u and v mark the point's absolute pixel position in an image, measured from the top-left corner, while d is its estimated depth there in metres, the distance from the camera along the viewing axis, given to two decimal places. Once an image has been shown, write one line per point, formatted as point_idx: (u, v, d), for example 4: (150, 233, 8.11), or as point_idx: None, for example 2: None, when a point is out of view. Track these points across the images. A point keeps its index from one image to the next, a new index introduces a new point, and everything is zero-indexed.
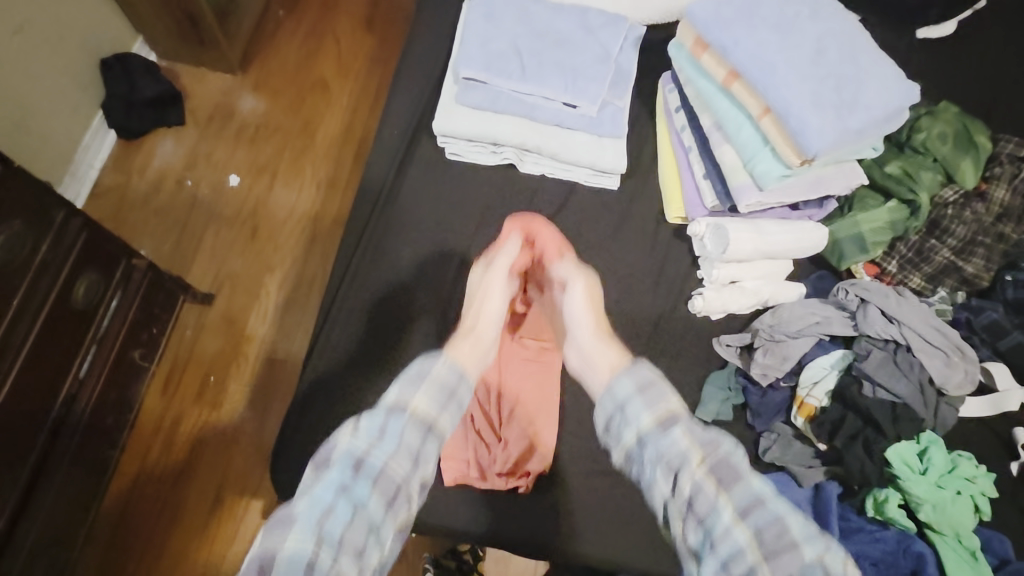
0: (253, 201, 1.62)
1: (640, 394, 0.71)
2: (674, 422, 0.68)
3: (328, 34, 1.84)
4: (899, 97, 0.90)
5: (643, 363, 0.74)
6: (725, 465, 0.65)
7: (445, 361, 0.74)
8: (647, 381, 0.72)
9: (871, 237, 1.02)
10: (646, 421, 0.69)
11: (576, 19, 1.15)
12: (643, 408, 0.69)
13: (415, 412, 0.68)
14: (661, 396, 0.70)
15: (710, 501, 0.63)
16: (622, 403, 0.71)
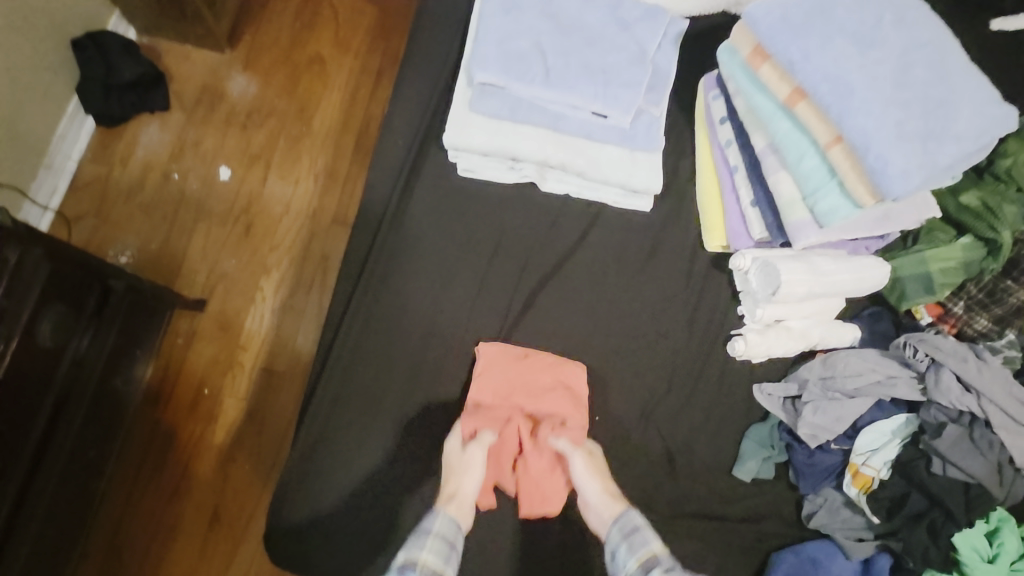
0: (246, 196, 1.49)
1: (623, 539, 0.78)
2: (655, 563, 0.74)
3: (325, 4, 1.66)
4: (994, 124, 0.78)
5: (632, 508, 0.81)
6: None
7: (444, 516, 0.78)
8: (631, 526, 0.79)
9: (940, 278, 0.90)
10: (631, 567, 0.76)
11: (608, 12, 1.00)
12: (628, 556, 0.77)
13: (425, 566, 0.73)
14: (644, 541, 0.77)
15: None
16: (613, 550, 0.79)
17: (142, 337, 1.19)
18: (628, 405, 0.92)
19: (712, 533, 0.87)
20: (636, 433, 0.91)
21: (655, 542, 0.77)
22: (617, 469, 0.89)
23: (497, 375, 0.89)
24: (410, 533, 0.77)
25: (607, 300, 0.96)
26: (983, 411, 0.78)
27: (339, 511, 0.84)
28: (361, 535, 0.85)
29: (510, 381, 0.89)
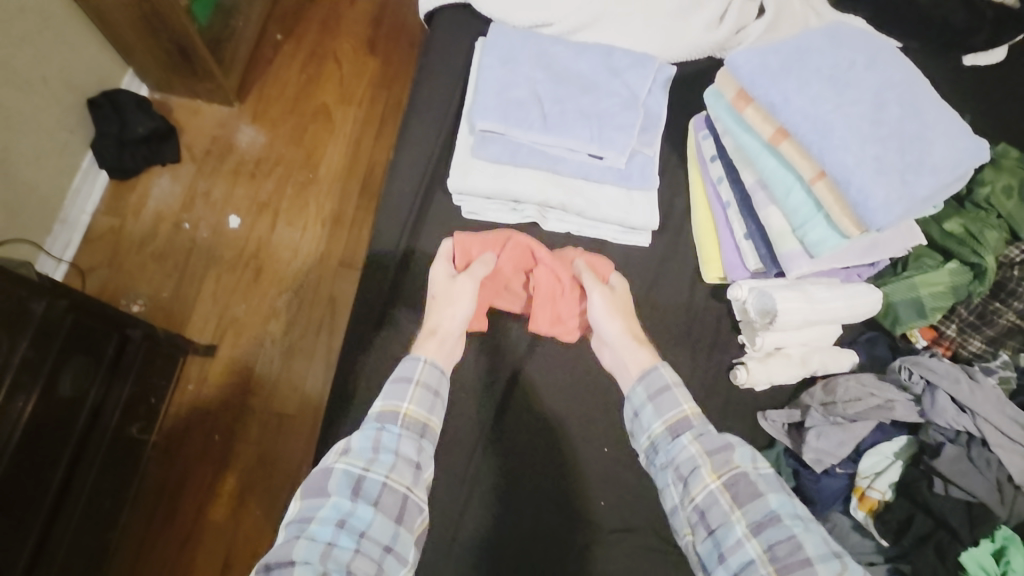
0: (255, 242, 1.53)
1: (650, 401, 0.81)
2: (685, 427, 0.78)
3: (329, 56, 1.74)
4: (967, 155, 0.83)
5: (660, 367, 0.83)
6: (736, 474, 0.72)
7: (425, 365, 0.81)
8: (659, 386, 0.81)
9: (930, 302, 0.94)
10: (657, 428, 0.79)
11: (599, 61, 1.07)
12: (655, 416, 0.80)
13: (407, 420, 0.77)
14: (674, 404, 0.80)
15: (722, 515, 0.70)
16: (637, 411, 0.82)
17: (156, 385, 1.22)
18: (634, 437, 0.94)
19: None
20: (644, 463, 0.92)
21: (687, 406, 0.79)
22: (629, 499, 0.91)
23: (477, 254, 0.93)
24: (390, 381, 0.80)
25: None
26: (980, 430, 0.81)
27: None
28: None
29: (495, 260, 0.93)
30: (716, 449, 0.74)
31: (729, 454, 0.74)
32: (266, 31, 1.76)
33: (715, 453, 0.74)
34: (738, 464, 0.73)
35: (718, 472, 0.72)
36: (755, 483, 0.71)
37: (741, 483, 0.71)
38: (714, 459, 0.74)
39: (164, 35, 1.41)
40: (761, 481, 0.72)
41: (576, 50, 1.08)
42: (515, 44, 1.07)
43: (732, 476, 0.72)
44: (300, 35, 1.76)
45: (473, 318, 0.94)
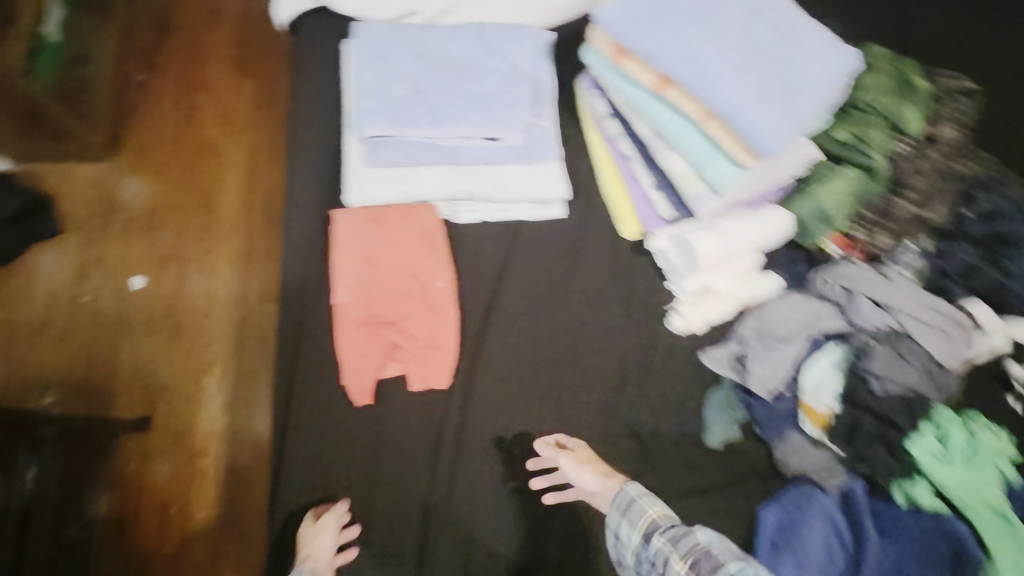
0: (165, 298, 1.43)
1: (623, 517, 0.83)
2: (656, 530, 0.82)
3: (201, 86, 1.63)
4: (839, 65, 0.85)
5: (625, 484, 0.86)
6: (701, 554, 0.80)
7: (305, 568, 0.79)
8: (627, 501, 0.84)
9: (835, 211, 0.98)
10: (635, 539, 0.83)
11: (473, 40, 1.04)
12: (630, 528, 0.83)
13: None
14: (642, 512, 0.83)
15: None
16: (615, 531, 0.84)
17: None
18: (592, 408, 0.93)
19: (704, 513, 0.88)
20: (603, 429, 0.93)
21: (650, 508, 0.84)
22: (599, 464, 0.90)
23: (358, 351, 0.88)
24: None
25: (545, 311, 0.97)
26: (901, 323, 0.88)
27: None
28: None
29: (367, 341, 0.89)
30: (680, 537, 0.81)
31: (693, 537, 0.81)
32: (125, 73, 1.62)
33: (683, 541, 0.81)
34: (699, 542, 0.81)
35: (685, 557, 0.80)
36: (714, 555, 0.79)
37: (703, 561, 0.79)
38: (680, 547, 0.81)
39: None
40: (722, 555, 0.80)
41: (448, 33, 1.04)
42: (384, 39, 1.02)
43: (699, 558, 0.79)
44: (165, 70, 1.64)
45: (355, 392, 0.86)
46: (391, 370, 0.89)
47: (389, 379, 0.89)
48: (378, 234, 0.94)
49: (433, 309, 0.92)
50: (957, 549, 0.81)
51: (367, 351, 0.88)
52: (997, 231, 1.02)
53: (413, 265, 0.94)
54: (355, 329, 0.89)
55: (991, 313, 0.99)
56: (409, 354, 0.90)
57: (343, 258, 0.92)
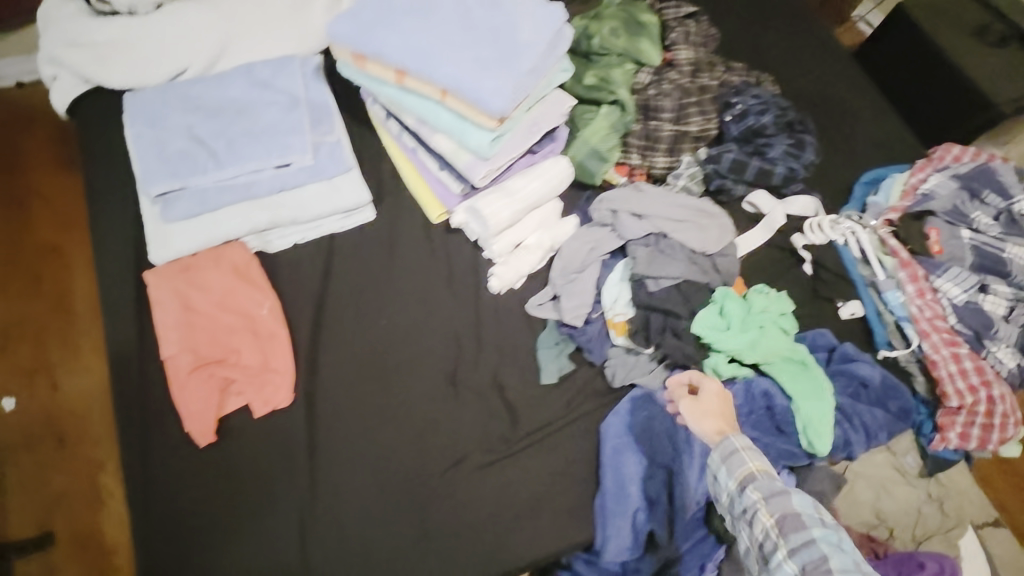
0: (39, 410, 1.40)
1: (723, 463, 0.86)
2: (753, 482, 0.83)
3: (29, 192, 1.61)
4: (550, 20, 0.94)
5: (732, 435, 0.88)
6: (790, 514, 0.80)
7: None
8: (728, 451, 0.87)
9: (603, 146, 1.07)
10: (731, 485, 0.85)
11: (244, 80, 1.09)
12: (727, 474, 0.86)
13: None
14: (741, 462, 0.85)
15: (770, 541, 0.79)
16: (714, 472, 0.88)
17: None
18: (439, 382, 0.98)
19: (556, 445, 0.96)
20: (454, 398, 0.98)
21: (752, 462, 0.84)
22: (456, 430, 0.95)
23: (194, 396, 0.91)
24: None
25: (377, 308, 1.03)
26: (660, 225, 1.00)
27: None
28: None
29: (198, 381, 0.92)
30: (773, 495, 0.81)
31: (786, 498, 0.81)
32: None
33: (777, 498, 0.81)
34: (792, 504, 0.80)
35: (772, 513, 0.80)
36: (802, 518, 0.79)
37: (788, 521, 0.79)
38: (770, 503, 0.81)
39: None
40: (812, 523, 0.79)
41: (218, 81, 1.09)
42: (155, 101, 1.06)
43: (785, 514, 0.80)
44: None
45: (195, 434, 0.89)
46: (232, 403, 0.93)
47: (232, 413, 0.93)
48: (192, 283, 0.98)
49: (263, 337, 0.97)
50: (767, 403, 0.95)
51: (202, 393, 0.91)
52: (751, 125, 1.14)
53: (234, 302, 0.98)
54: (186, 376, 0.92)
55: (770, 198, 1.13)
56: (244, 385, 0.94)
57: (159, 314, 0.95)
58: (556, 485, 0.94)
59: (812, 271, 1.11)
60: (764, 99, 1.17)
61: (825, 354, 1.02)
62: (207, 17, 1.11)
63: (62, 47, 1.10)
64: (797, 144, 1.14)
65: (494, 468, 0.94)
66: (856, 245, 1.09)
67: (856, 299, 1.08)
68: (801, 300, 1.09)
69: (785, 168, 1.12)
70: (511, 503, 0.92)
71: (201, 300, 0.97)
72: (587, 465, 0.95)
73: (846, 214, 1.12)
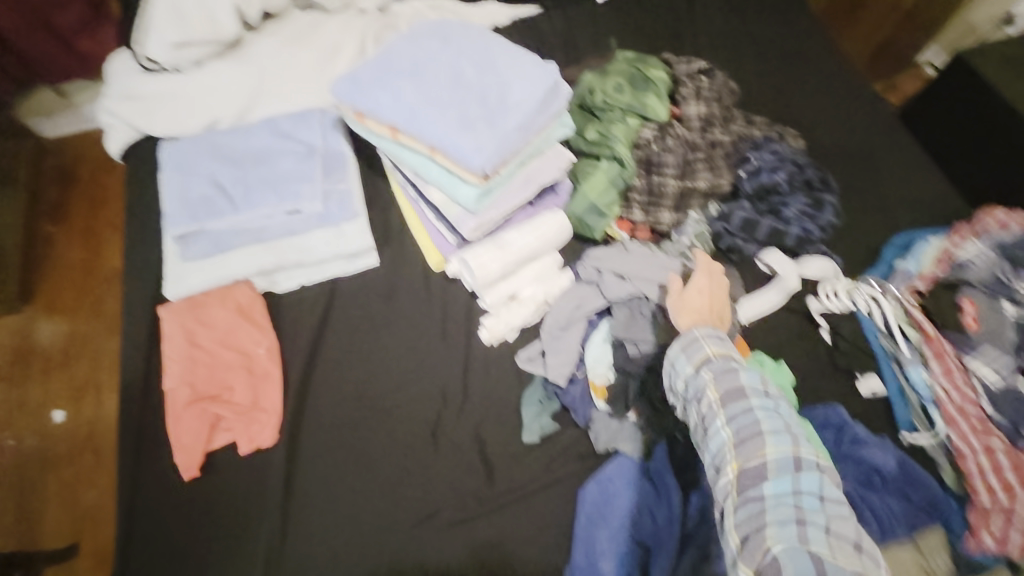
0: (86, 426, 1.55)
1: (683, 351, 0.84)
2: (707, 363, 0.80)
3: (105, 227, 1.83)
4: (542, 80, 0.96)
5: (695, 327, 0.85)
6: (733, 388, 0.78)
7: None
8: (690, 339, 0.84)
9: (602, 201, 1.07)
10: (686, 368, 0.83)
11: (267, 131, 1.17)
12: (683, 357, 0.83)
13: None
14: (699, 346, 0.83)
15: (712, 416, 0.77)
16: (672, 359, 0.85)
17: None
18: (419, 431, 0.98)
19: (530, 508, 0.92)
20: (432, 449, 0.97)
21: (710, 346, 0.82)
22: (431, 483, 0.94)
23: (187, 428, 0.95)
24: None
25: (367, 352, 1.05)
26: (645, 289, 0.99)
27: None
28: None
29: (191, 415, 0.96)
30: (725, 372, 0.79)
31: (735, 375, 0.78)
32: (35, 228, 1.82)
33: (726, 378, 0.78)
34: (739, 381, 0.78)
35: (718, 389, 0.78)
36: (744, 391, 0.77)
37: (731, 394, 0.77)
38: (718, 378, 0.79)
39: None
40: (753, 394, 0.77)
41: (245, 132, 1.17)
42: (186, 150, 1.15)
43: (731, 390, 0.77)
44: (70, 219, 1.84)
45: (182, 466, 0.93)
46: (220, 439, 0.97)
47: (220, 448, 0.97)
48: (199, 319, 1.04)
49: (256, 375, 1.01)
50: None
51: (194, 425, 0.96)
52: (763, 182, 1.08)
53: (236, 339, 1.04)
54: (181, 409, 0.96)
55: (785, 258, 1.06)
56: (233, 422, 0.98)
57: (166, 347, 1.02)
58: (527, 549, 0.90)
59: (831, 339, 1.02)
60: (782, 155, 1.11)
61: (834, 434, 0.92)
62: (242, 76, 1.22)
63: (118, 101, 1.23)
64: (814, 204, 1.08)
65: (464, 526, 0.91)
66: (880, 314, 1.00)
67: (875, 373, 0.99)
68: (815, 370, 1.00)
69: (799, 229, 1.06)
70: (478, 565, 0.89)
71: (206, 337, 1.03)
72: (561, 532, 0.91)
73: (867, 280, 1.03)
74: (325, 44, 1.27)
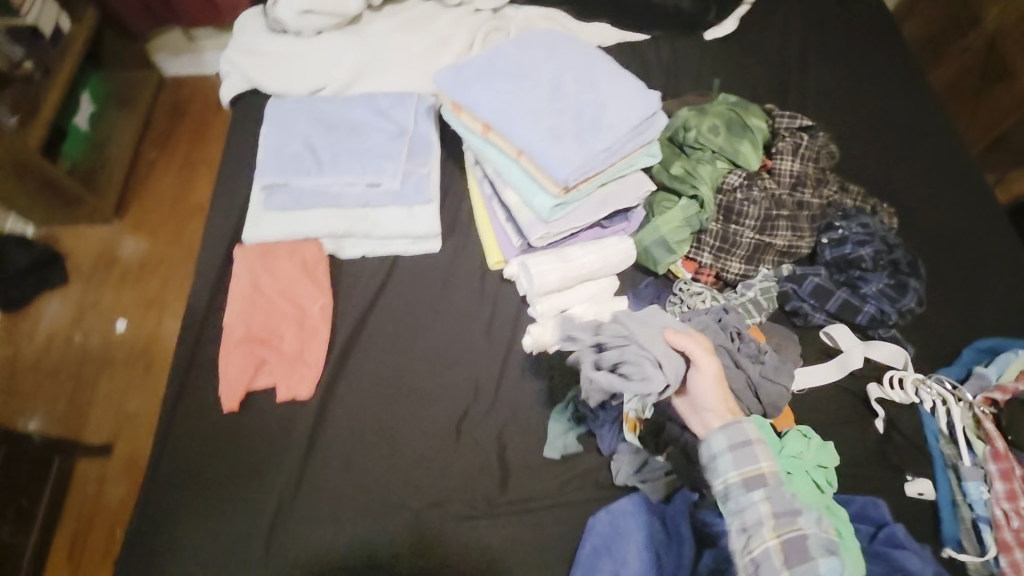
0: (143, 340, 1.66)
1: (732, 453, 0.80)
2: (761, 485, 0.78)
3: (199, 162, 1.96)
4: (640, 106, 0.96)
5: (745, 422, 0.81)
6: (793, 533, 0.76)
7: None
8: (742, 441, 0.80)
9: (673, 238, 1.05)
10: (733, 478, 0.79)
11: (366, 106, 1.22)
12: (733, 466, 0.79)
13: None
14: (754, 460, 0.79)
15: (771, 563, 0.74)
16: (715, 456, 0.81)
17: None
18: (444, 420, 0.99)
19: (536, 522, 0.92)
20: (453, 441, 0.97)
21: (767, 466, 0.79)
22: (445, 472, 0.95)
23: (233, 365, 1.00)
24: None
25: (413, 333, 1.07)
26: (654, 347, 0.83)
27: None
28: None
29: (238, 354, 1.01)
30: (785, 514, 0.76)
31: (796, 519, 0.76)
32: (141, 153, 1.98)
33: (784, 514, 0.77)
34: (800, 527, 0.76)
35: (779, 533, 0.75)
36: (808, 545, 0.75)
37: (794, 543, 0.75)
38: (779, 520, 0.76)
39: (27, 174, 1.60)
40: (816, 547, 0.75)
41: (346, 102, 1.23)
42: (290, 108, 1.22)
43: (792, 538, 0.75)
44: (173, 150, 1.98)
45: (222, 397, 0.98)
46: (261, 381, 1.02)
47: (259, 389, 1.02)
48: (267, 266, 1.10)
49: (306, 329, 1.06)
50: None
51: (240, 363, 1.01)
52: (846, 253, 1.04)
53: (295, 293, 1.09)
54: (233, 344, 1.02)
55: (853, 336, 1.01)
56: (276, 368, 1.02)
57: (233, 285, 1.08)
58: (523, 561, 0.89)
59: (884, 429, 0.96)
60: (872, 230, 1.06)
61: (870, 529, 0.87)
62: (354, 49, 1.28)
63: (240, 53, 1.32)
64: (898, 286, 1.02)
65: (466, 522, 0.91)
66: (945, 417, 0.93)
67: (929, 479, 0.92)
68: (860, 457, 0.94)
69: (874, 308, 1.01)
70: (472, 564, 0.89)
71: (270, 284, 1.09)
72: (561, 554, 0.90)
73: (939, 378, 0.97)
74: (438, 33, 1.32)
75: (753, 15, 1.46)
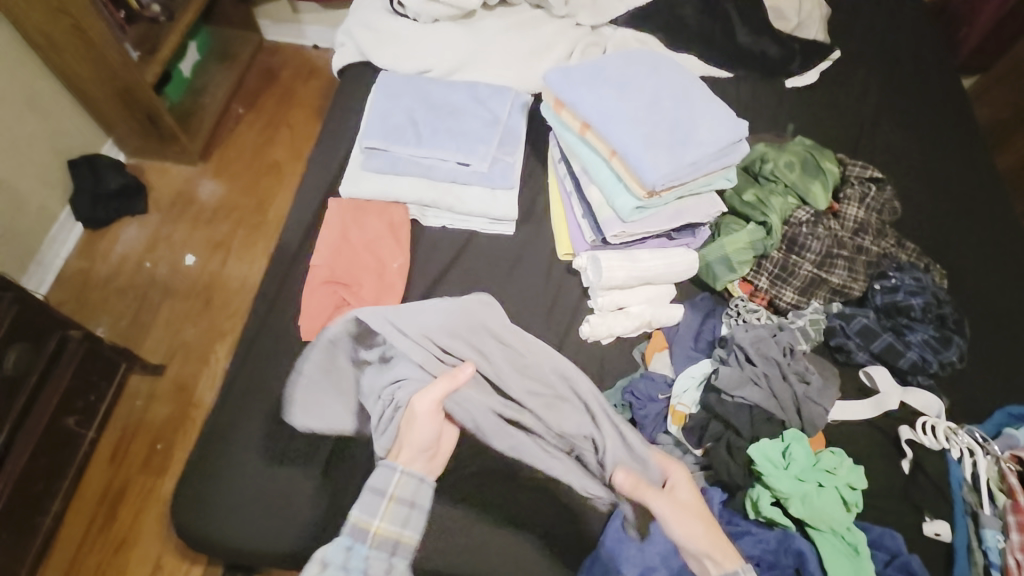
0: (207, 276, 1.76)
1: None
2: None
3: (283, 123, 2.09)
4: (728, 131, 1.04)
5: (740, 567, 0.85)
6: None
7: None
8: None
9: (736, 258, 1.12)
10: None
11: (466, 93, 1.32)
12: None
13: None
14: None
15: None
16: None
17: (97, 384, 1.36)
18: None
19: (568, 494, 0.98)
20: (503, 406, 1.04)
21: None
22: None
23: (316, 302, 1.10)
24: None
25: None
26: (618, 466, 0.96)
27: (239, 489, 0.97)
28: (259, 506, 0.96)
29: (322, 292, 1.11)
30: None
31: None
32: (232, 106, 2.11)
33: None
34: None
35: None
36: None
37: None
38: None
39: (135, 106, 1.73)
40: None
41: (448, 86, 1.33)
42: (398, 83, 1.32)
43: None
44: (261, 108, 2.11)
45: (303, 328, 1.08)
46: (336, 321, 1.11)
47: None
48: (357, 220, 1.19)
49: (383, 282, 1.14)
50: (797, 566, 0.88)
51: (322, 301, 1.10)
52: (897, 300, 1.10)
53: (378, 248, 1.17)
54: (317, 283, 1.11)
55: (891, 378, 1.07)
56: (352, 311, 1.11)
57: (324, 232, 1.17)
58: (553, 526, 0.96)
59: (909, 470, 1.01)
60: (924, 284, 1.12)
61: (884, 557, 0.92)
62: (463, 41, 1.39)
63: (358, 27, 1.43)
64: (941, 339, 1.07)
65: (505, 481, 0.98)
66: (970, 467, 0.98)
67: (947, 521, 0.96)
68: (881, 491, 1.00)
69: (917, 355, 1.06)
70: (505, 519, 0.96)
71: (356, 236, 1.18)
72: (589, 525, 0.96)
73: (969, 429, 1.02)
74: (540, 39, 1.42)
75: (832, 72, 1.54)
